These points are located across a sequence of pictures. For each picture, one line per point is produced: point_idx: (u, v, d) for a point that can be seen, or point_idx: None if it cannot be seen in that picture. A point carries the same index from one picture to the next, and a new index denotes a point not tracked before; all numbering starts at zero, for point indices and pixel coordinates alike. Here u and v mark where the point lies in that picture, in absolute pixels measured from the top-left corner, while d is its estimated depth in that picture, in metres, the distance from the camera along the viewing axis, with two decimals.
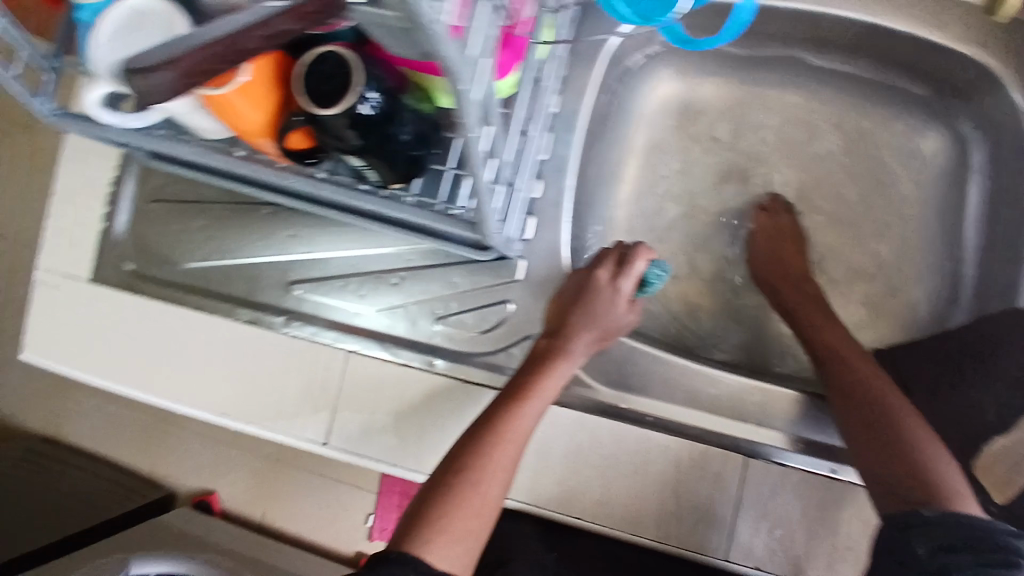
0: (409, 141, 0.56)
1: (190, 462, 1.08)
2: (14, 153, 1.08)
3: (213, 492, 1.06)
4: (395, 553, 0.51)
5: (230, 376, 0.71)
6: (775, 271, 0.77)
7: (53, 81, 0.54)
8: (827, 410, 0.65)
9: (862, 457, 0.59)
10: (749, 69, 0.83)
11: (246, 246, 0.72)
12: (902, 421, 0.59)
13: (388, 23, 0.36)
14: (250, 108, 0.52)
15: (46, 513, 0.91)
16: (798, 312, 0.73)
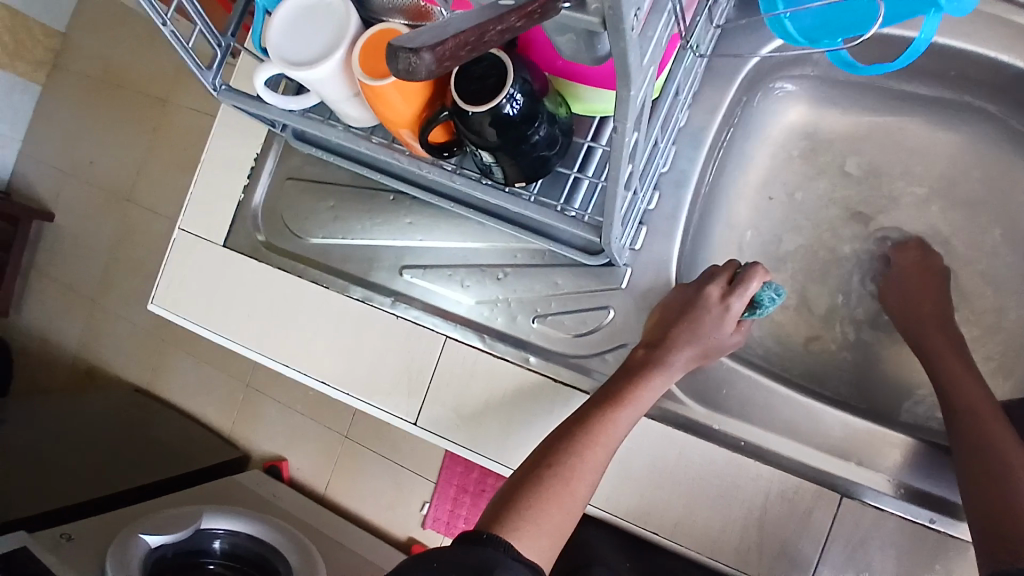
0: (540, 142, 0.60)
1: (270, 427, 1.34)
2: (169, 140, 1.42)
3: (284, 460, 1.32)
4: (486, 535, 0.51)
5: (339, 348, 0.79)
6: (901, 313, 0.74)
7: (220, 58, 0.66)
8: (956, 460, 0.60)
9: (991, 519, 0.54)
10: (889, 101, 0.79)
11: (363, 227, 0.78)
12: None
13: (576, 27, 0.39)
14: (403, 102, 0.57)
15: (159, 455, 1.21)
16: (938, 360, 0.68)
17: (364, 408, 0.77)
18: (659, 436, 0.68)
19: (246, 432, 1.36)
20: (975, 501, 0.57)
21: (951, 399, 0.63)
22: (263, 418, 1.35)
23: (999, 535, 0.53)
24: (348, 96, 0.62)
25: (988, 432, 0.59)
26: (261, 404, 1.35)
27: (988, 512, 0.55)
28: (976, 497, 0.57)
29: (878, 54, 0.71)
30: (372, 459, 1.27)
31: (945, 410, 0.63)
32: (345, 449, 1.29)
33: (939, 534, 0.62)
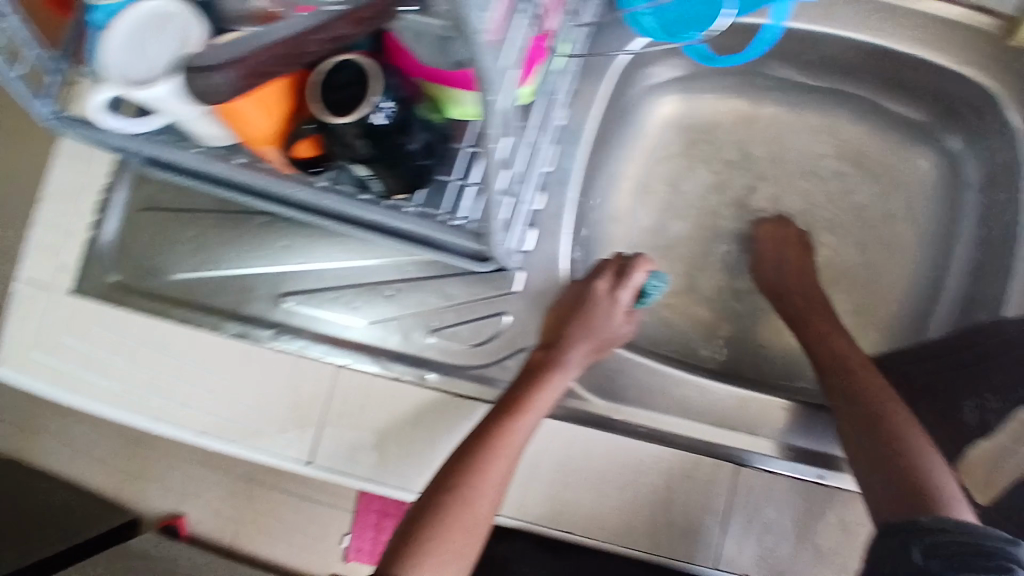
0: (418, 150, 0.56)
1: (162, 480, 1.21)
2: None
3: (181, 516, 1.20)
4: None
5: (220, 392, 0.72)
6: (767, 285, 0.79)
7: (56, 84, 0.59)
8: (839, 419, 0.64)
9: (875, 472, 0.59)
10: (748, 87, 0.86)
11: (234, 256, 0.74)
12: (917, 446, 0.60)
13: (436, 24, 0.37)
14: (259, 116, 0.53)
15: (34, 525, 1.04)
16: (804, 325, 0.74)
17: (251, 456, 0.71)
18: (565, 434, 0.68)
19: (131, 491, 1.21)
20: (856, 458, 0.61)
21: (831, 365, 0.68)
22: (152, 473, 1.21)
23: (886, 489, 0.57)
24: (198, 114, 0.56)
25: (863, 391, 0.64)
26: (148, 457, 1.22)
27: (869, 466, 0.59)
28: (857, 453, 0.61)
29: (730, 44, 0.77)
30: (281, 501, 1.18)
31: (822, 374, 0.68)
32: (250, 492, 1.19)
33: (826, 487, 0.67)
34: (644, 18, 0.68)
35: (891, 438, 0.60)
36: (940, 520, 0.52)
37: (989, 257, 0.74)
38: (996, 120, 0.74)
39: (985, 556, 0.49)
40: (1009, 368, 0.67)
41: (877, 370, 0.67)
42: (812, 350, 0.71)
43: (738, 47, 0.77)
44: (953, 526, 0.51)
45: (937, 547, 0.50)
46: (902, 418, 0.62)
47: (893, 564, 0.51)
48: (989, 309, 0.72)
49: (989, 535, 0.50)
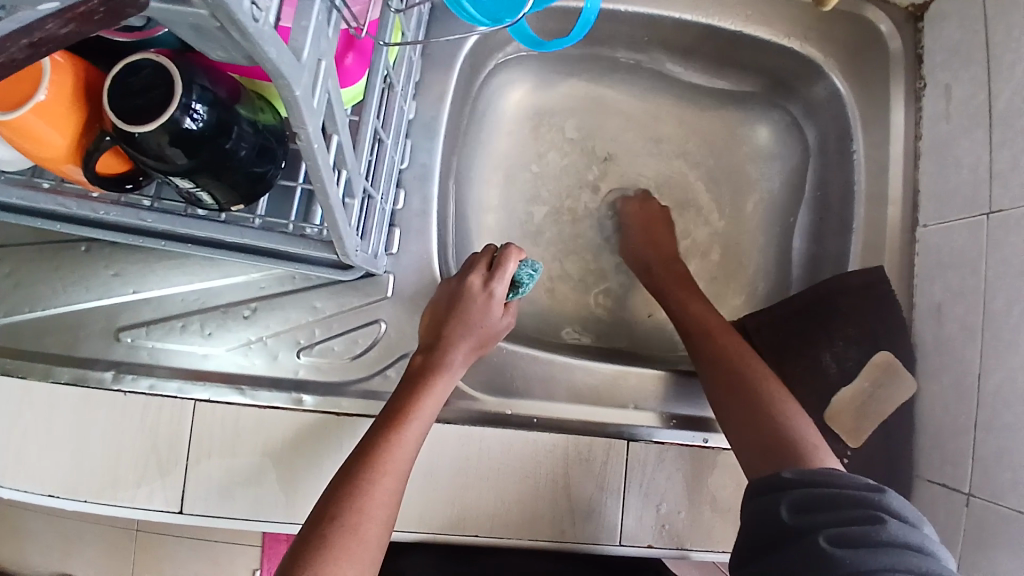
0: (248, 157, 0.50)
1: (36, 544, 1.07)
2: None
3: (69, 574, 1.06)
4: None
5: (61, 447, 0.63)
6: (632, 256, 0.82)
7: None
8: (704, 386, 0.66)
9: (745, 429, 0.62)
10: (598, 70, 0.87)
11: (62, 294, 0.66)
12: (779, 397, 0.63)
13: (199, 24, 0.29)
14: (49, 133, 0.44)
15: None
16: (667, 294, 0.76)
17: (110, 511, 0.63)
18: (457, 436, 0.66)
19: (6, 555, 1.07)
20: (725, 417, 0.64)
21: (693, 332, 0.70)
22: (26, 533, 1.07)
23: (754, 445, 0.60)
24: None
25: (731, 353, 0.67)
26: (17, 518, 1.07)
27: (739, 423, 0.62)
28: (726, 412, 0.64)
29: (559, 28, 0.76)
30: (177, 546, 1.07)
31: (686, 339, 0.71)
32: (140, 541, 1.07)
33: (712, 448, 0.69)
34: (467, 4, 0.53)
35: (756, 394, 0.63)
36: (806, 475, 0.55)
37: (833, 213, 0.80)
38: (820, 85, 0.80)
39: (850, 505, 0.52)
40: (859, 318, 0.72)
41: (734, 330, 0.70)
42: (677, 319, 0.73)
43: (566, 29, 0.75)
44: (819, 479, 0.55)
45: (804, 501, 0.53)
46: (764, 371, 0.65)
47: (766, 521, 0.54)
48: (836, 262, 0.78)
49: (854, 485, 0.53)
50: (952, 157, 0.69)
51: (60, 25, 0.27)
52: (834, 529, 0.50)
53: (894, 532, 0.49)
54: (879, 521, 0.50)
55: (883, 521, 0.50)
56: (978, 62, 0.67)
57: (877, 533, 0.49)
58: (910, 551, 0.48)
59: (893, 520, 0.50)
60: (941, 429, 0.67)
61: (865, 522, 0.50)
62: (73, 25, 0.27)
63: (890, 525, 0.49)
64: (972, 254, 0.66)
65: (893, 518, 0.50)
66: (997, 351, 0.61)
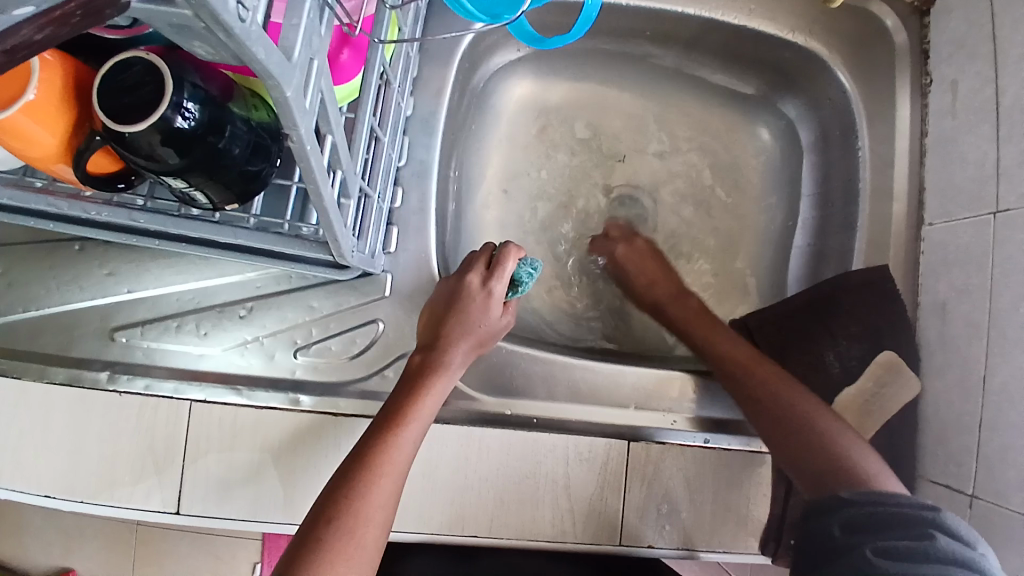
0: (242, 155, 0.49)
1: (38, 539, 1.07)
2: None
3: (71, 568, 1.06)
4: None
5: (57, 448, 0.62)
6: (629, 286, 0.80)
7: None
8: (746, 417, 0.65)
9: (806, 463, 0.60)
10: (599, 65, 0.86)
11: (55, 293, 0.65)
12: (828, 424, 0.62)
13: (191, 26, 0.28)
14: (38, 133, 0.43)
15: None
16: (691, 330, 0.74)
17: (108, 512, 0.63)
18: (456, 436, 0.65)
19: (8, 548, 1.07)
20: (781, 452, 0.62)
21: (721, 362, 0.69)
22: (29, 525, 1.07)
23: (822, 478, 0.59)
24: None
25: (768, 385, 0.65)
26: (17, 514, 1.07)
27: (800, 458, 0.61)
28: (782, 446, 0.62)
29: (560, 22, 0.74)
30: (178, 538, 1.06)
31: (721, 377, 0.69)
32: (141, 535, 1.07)
33: (713, 447, 0.69)
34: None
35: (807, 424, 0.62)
36: (863, 493, 0.55)
37: (837, 210, 0.79)
38: (825, 81, 0.79)
39: (901, 523, 0.52)
40: (862, 314, 0.71)
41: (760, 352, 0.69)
42: (701, 348, 0.72)
43: (567, 23, 0.74)
44: (873, 499, 0.54)
45: (855, 519, 0.53)
46: (804, 398, 0.64)
47: (817, 539, 0.55)
48: (840, 259, 0.77)
49: (906, 503, 0.53)
50: (957, 154, 0.68)
51: (37, 30, 0.26)
52: (881, 545, 0.50)
53: (943, 548, 0.49)
54: (928, 537, 0.50)
55: (933, 538, 0.50)
56: (984, 57, 0.66)
57: (926, 548, 0.49)
58: (958, 567, 0.47)
59: (943, 537, 0.50)
60: (945, 428, 0.66)
61: (915, 539, 0.50)
62: (49, 30, 0.26)
63: (940, 541, 0.49)
64: (977, 252, 0.65)
65: (945, 535, 0.50)
66: (1002, 351, 0.60)
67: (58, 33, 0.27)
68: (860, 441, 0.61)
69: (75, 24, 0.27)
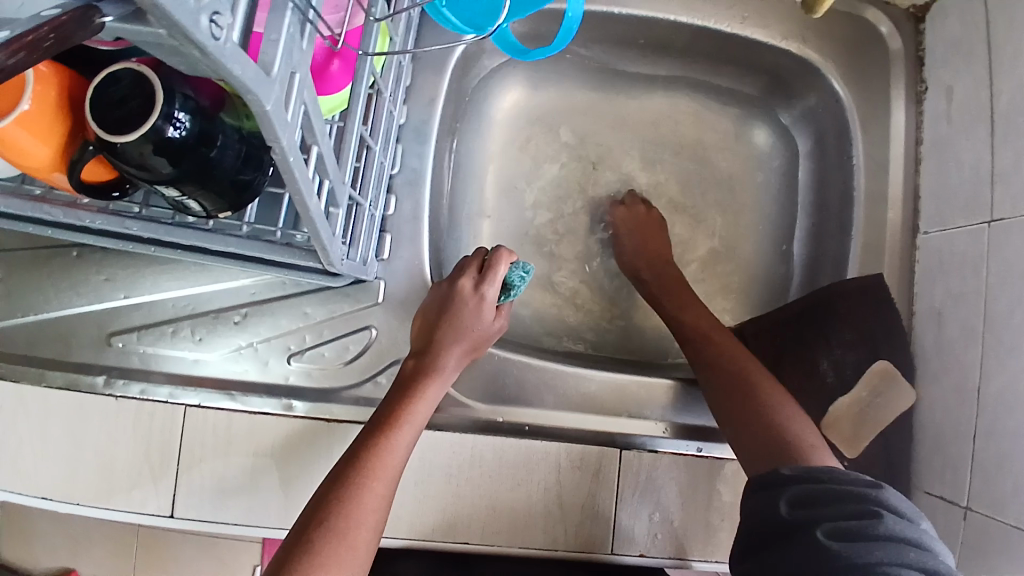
0: (233, 164, 0.49)
1: (43, 544, 1.08)
2: None
3: (75, 570, 1.07)
4: None
5: (53, 453, 0.63)
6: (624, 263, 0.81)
7: None
8: (705, 390, 0.66)
9: (741, 426, 0.61)
10: (594, 73, 0.86)
11: (53, 299, 0.66)
12: (775, 396, 0.62)
13: (170, 45, 0.29)
14: (35, 144, 0.43)
15: None
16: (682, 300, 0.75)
17: (104, 516, 0.63)
18: (448, 444, 0.65)
19: (11, 551, 1.08)
20: (720, 414, 0.63)
21: (693, 336, 0.70)
22: (32, 529, 1.08)
23: (753, 443, 0.60)
24: None
25: (726, 354, 0.67)
26: (21, 518, 1.08)
27: (735, 422, 0.62)
28: (720, 410, 0.63)
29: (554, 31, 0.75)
30: (181, 540, 1.07)
31: (685, 343, 0.71)
32: (144, 538, 1.07)
33: (706, 457, 0.69)
34: (449, 13, 0.53)
35: (751, 390, 0.63)
36: (804, 470, 0.54)
37: (832, 218, 0.79)
38: (820, 88, 0.78)
39: (847, 500, 0.51)
40: (857, 323, 0.71)
41: (729, 331, 0.70)
42: (674, 323, 0.73)
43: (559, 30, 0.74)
44: (817, 475, 0.54)
45: (801, 496, 0.53)
46: (760, 370, 0.65)
47: (763, 516, 0.54)
48: (835, 268, 0.76)
49: (854, 481, 0.53)
50: (953, 162, 0.68)
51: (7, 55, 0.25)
52: (829, 523, 0.50)
53: (890, 527, 0.48)
54: (876, 516, 0.49)
55: (880, 516, 0.49)
56: (980, 60, 0.65)
57: (874, 527, 0.48)
58: (908, 545, 0.47)
59: (889, 515, 0.49)
60: (941, 436, 0.65)
61: (863, 516, 0.50)
62: (20, 55, 0.26)
63: (888, 520, 0.49)
64: (973, 258, 0.64)
65: (890, 513, 0.50)
66: (997, 358, 0.60)
67: (30, 61, 0.26)
68: (806, 419, 0.61)
69: (47, 53, 0.26)
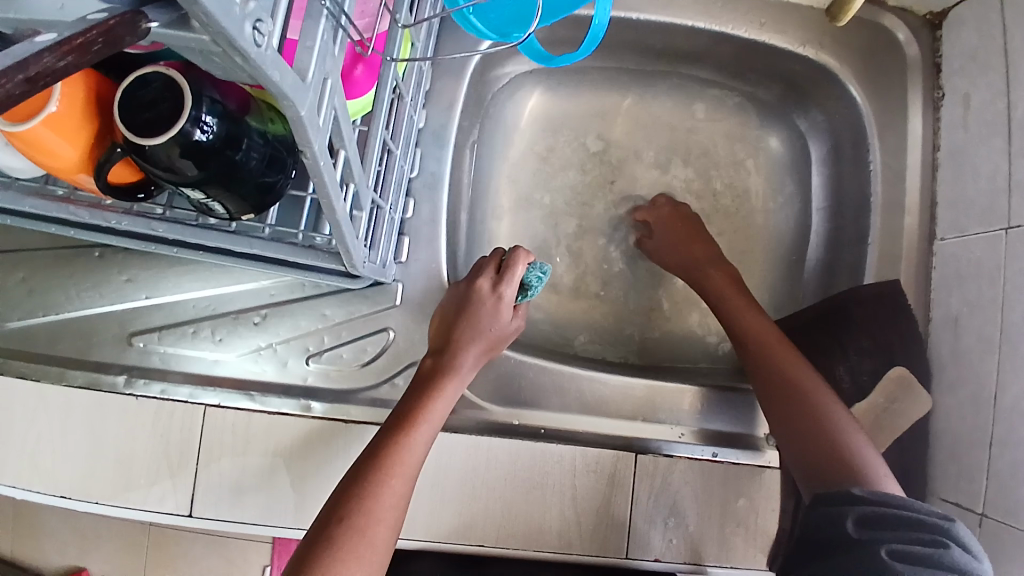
0: (258, 166, 0.50)
1: (54, 541, 1.09)
2: None
3: (84, 568, 1.08)
4: None
5: (72, 451, 0.63)
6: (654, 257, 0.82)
7: None
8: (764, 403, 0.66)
9: (805, 448, 0.62)
10: (610, 79, 0.87)
11: (75, 299, 0.67)
12: (835, 409, 0.63)
13: (214, 52, 0.29)
14: (63, 145, 0.44)
15: None
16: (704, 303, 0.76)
17: (122, 515, 0.64)
18: (464, 446, 0.66)
19: (21, 548, 1.09)
20: (779, 430, 0.64)
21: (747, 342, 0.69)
22: (42, 526, 1.09)
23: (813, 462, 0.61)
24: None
25: (783, 364, 0.66)
26: (30, 516, 1.09)
27: (799, 441, 0.62)
28: (781, 426, 0.64)
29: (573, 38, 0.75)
30: (192, 539, 1.07)
31: (739, 348, 0.70)
32: (154, 537, 1.08)
33: (722, 463, 0.69)
34: (474, 19, 0.54)
35: (803, 400, 0.64)
36: (873, 492, 0.55)
37: (848, 223, 0.79)
38: (837, 95, 0.79)
39: (915, 527, 0.52)
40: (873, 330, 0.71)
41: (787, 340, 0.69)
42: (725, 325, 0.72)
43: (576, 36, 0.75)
44: (885, 499, 0.54)
45: (869, 516, 0.53)
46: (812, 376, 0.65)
47: (825, 530, 0.55)
48: (851, 274, 0.77)
49: (923, 509, 0.53)
50: (970, 169, 0.68)
51: (58, 57, 0.26)
52: (896, 545, 0.51)
53: (955, 558, 0.49)
54: (942, 545, 0.50)
55: (948, 547, 0.50)
56: (998, 71, 0.66)
57: (940, 557, 0.49)
58: None
59: (955, 547, 0.50)
60: (956, 445, 0.65)
61: (930, 546, 0.50)
62: (70, 58, 0.26)
63: (954, 551, 0.50)
64: (989, 269, 0.64)
65: (957, 546, 0.51)
66: (1014, 367, 0.60)
67: (79, 63, 0.26)
68: (857, 425, 0.63)
69: (96, 57, 0.27)
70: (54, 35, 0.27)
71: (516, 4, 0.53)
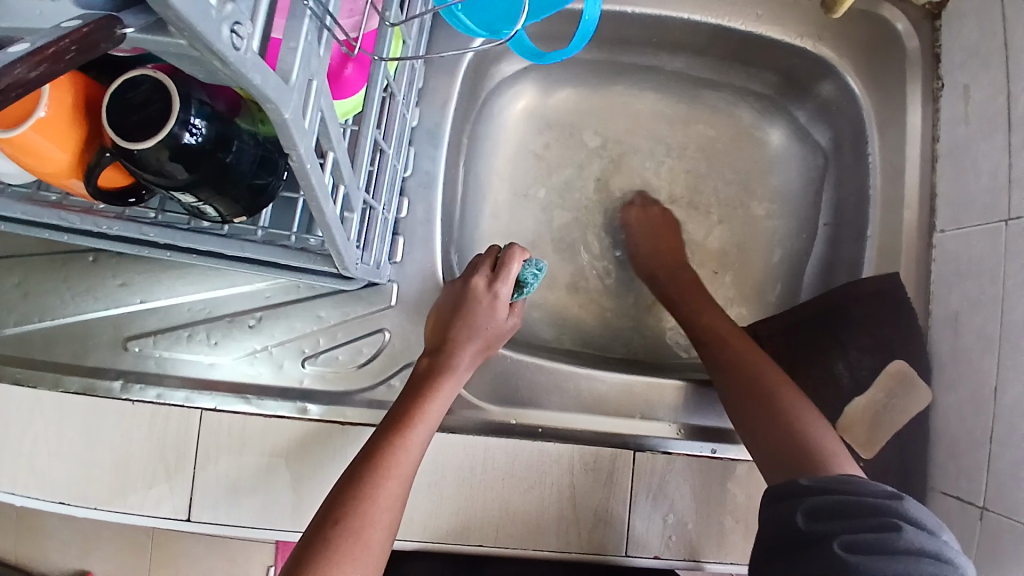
0: (249, 168, 0.49)
1: (58, 542, 1.09)
2: None
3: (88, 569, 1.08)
4: None
5: (69, 455, 0.63)
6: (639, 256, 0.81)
7: None
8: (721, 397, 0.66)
9: (762, 438, 0.61)
10: (606, 74, 0.86)
11: (70, 303, 0.67)
12: (792, 399, 0.63)
13: (193, 56, 0.29)
14: (52, 150, 0.43)
15: None
16: (701, 300, 0.75)
17: (119, 519, 0.64)
18: (462, 446, 0.65)
19: (24, 549, 1.09)
20: (737, 423, 0.64)
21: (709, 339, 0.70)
22: (46, 527, 1.09)
23: (770, 452, 0.60)
24: None
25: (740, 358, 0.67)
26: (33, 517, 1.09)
27: (755, 431, 0.62)
28: (739, 419, 0.64)
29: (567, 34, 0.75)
30: (195, 539, 1.08)
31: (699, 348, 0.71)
32: (157, 537, 1.08)
33: (721, 459, 0.68)
34: (463, 15, 0.54)
35: (756, 391, 0.64)
36: (820, 480, 0.55)
37: (847, 217, 0.79)
38: (835, 87, 0.78)
39: (866, 512, 0.51)
40: (872, 325, 0.71)
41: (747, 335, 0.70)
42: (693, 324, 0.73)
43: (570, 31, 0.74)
44: (833, 486, 0.54)
45: (819, 508, 0.53)
46: (776, 374, 0.66)
47: (780, 528, 0.54)
48: (851, 268, 0.76)
49: (872, 492, 0.53)
50: (970, 163, 0.67)
51: (30, 68, 0.25)
52: (847, 535, 0.50)
53: (909, 539, 0.48)
54: (894, 528, 0.49)
55: (901, 529, 0.49)
56: (997, 64, 0.65)
57: (893, 540, 0.48)
58: (926, 559, 0.47)
59: (908, 527, 0.49)
60: (957, 441, 0.65)
61: (883, 529, 0.49)
62: (43, 68, 0.26)
63: (906, 532, 0.49)
64: (989, 264, 0.63)
65: (911, 525, 0.50)
66: (1014, 363, 0.59)
67: (52, 73, 0.26)
68: (822, 419, 0.62)
69: (70, 66, 0.26)
70: (27, 44, 0.26)
71: (504, 2, 0.53)
